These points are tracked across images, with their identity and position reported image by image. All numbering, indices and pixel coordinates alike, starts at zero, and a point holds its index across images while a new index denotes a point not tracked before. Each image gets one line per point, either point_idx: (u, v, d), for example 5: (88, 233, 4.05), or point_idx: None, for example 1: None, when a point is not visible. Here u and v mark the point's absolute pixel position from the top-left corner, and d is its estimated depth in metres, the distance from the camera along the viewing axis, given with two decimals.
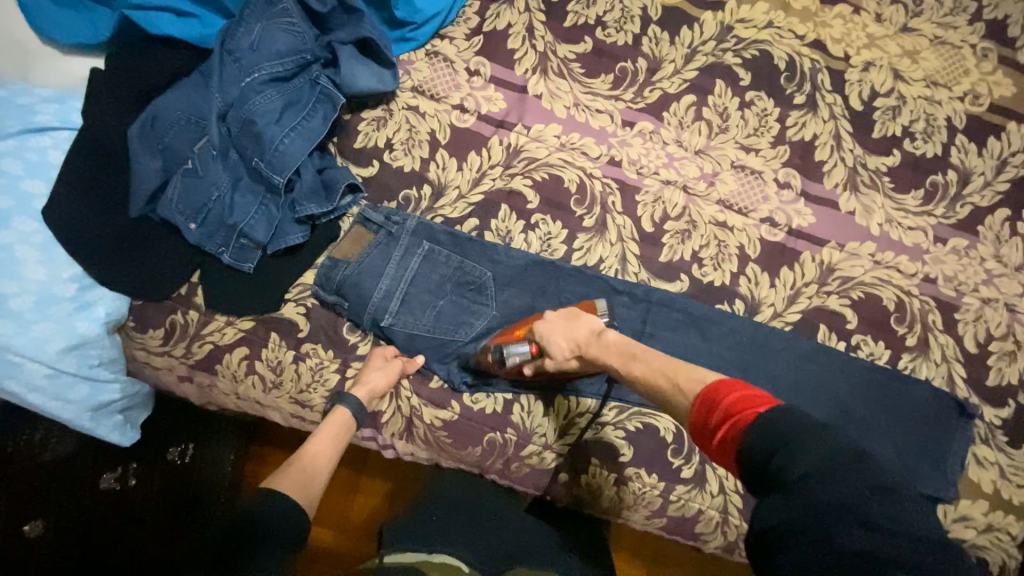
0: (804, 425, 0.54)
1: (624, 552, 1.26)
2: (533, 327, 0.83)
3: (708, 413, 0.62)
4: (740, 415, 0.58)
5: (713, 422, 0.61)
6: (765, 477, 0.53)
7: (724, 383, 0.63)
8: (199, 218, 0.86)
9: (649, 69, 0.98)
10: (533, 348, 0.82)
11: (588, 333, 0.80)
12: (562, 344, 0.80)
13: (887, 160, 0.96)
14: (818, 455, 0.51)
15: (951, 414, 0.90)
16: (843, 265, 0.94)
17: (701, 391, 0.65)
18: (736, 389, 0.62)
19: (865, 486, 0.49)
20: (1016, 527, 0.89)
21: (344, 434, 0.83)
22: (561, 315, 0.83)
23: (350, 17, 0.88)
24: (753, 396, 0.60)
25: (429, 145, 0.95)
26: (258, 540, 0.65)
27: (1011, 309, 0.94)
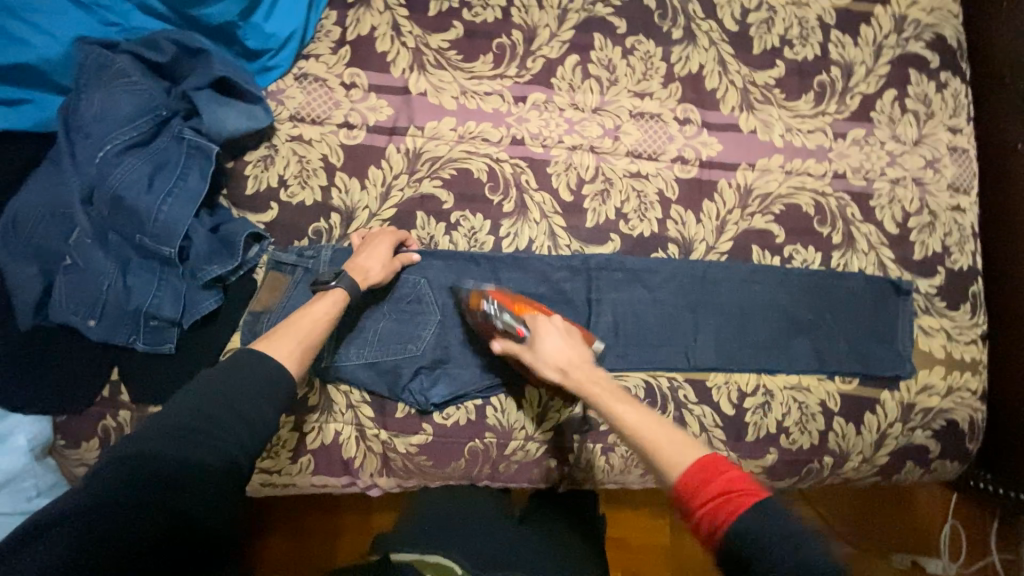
0: (796, 534, 0.48)
1: (645, 509, 1.28)
2: (530, 316, 0.81)
3: (692, 493, 0.55)
4: (729, 502, 0.52)
5: (698, 504, 0.54)
6: None
7: (712, 461, 0.56)
8: (96, 312, 0.79)
9: (526, 39, 0.96)
10: (524, 332, 0.78)
11: (579, 357, 0.78)
12: (553, 347, 0.78)
13: (774, 72, 0.98)
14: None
15: (890, 295, 0.94)
16: (759, 184, 0.95)
17: (679, 467, 0.58)
18: (722, 467, 0.55)
19: None
20: (973, 382, 0.95)
21: (335, 309, 0.78)
22: (562, 329, 0.80)
23: (198, 60, 0.83)
24: (739, 479, 0.54)
25: (325, 171, 0.90)
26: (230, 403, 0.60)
27: (920, 183, 0.98)
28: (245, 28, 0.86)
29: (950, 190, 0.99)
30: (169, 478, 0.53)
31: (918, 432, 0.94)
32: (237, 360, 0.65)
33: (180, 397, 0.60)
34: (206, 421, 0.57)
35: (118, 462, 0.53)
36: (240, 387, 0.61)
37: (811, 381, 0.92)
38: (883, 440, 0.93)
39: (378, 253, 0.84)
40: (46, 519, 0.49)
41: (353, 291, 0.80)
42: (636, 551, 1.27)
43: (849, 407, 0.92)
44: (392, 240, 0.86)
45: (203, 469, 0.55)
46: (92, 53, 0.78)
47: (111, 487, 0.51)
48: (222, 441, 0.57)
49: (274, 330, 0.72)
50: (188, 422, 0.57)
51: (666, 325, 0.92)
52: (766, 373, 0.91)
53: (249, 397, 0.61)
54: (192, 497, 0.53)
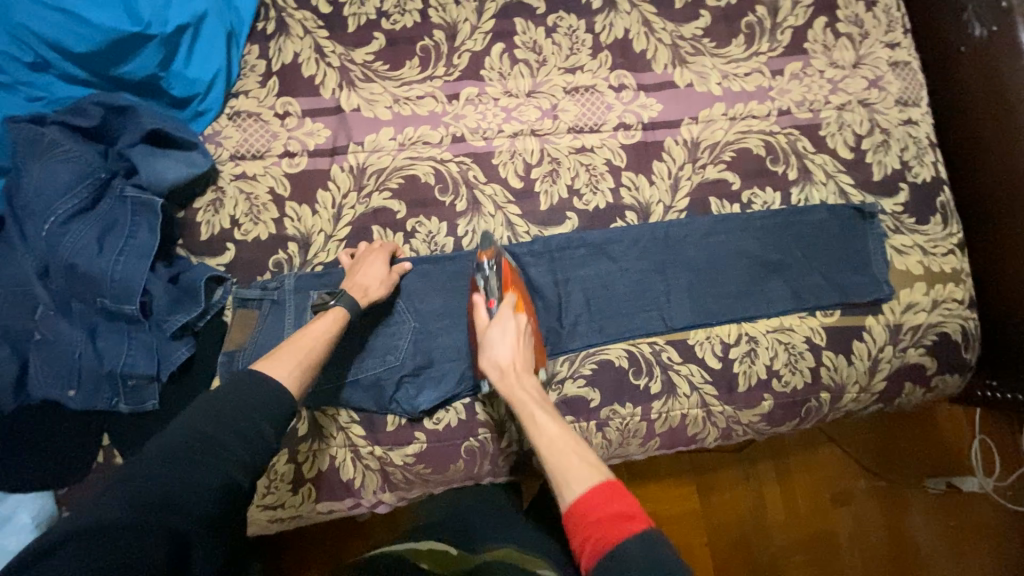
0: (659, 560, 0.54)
1: (666, 479, 1.29)
2: (513, 296, 0.83)
3: (586, 515, 0.60)
4: (612, 532, 0.58)
5: (590, 527, 0.59)
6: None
7: (609, 493, 0.61)
8: (74, 382, 0.79)
9: (449, 37, 0.96)
10: (490, 302, 0.84)
11: (521, 363, 0.78)
12: (500, 333, 0.80)
13: (699, 22, 0.97)
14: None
15: (855, 221, 0.93)
16: (704, 135, 0.95)
17: (575, 496, 0.62)
18: (617, 499, 0.61)
19: None
20: (959, 291, 0.94)
21: (335, 329, 0.77)
22: (523, 333, 0.81)
23: (125, 117, 0.84)
24: (628, 508, 0.60)
25: (275, 203, 0.91)
26: (235, 423, 0.58)
27: (866, 104, 0.97)
28: (168, 77, 0.87)
29: (898, 105, 0.98)
30: (166, 498, 0.51)
31: (912, 351, 0.93)
32: (238, 380, 0.63)
33: (184, 415, 0.59)
34: (206, 439, 0.56)
35: (119, 481, 0.52)
36: (243, 402, 0.60)
37: (792, 320, 0.91)
38: (877, 366, 0.92)
39: (375, 271, 0.85)
40: (34, 548, 0.46)
41: (353, 309, 0.80)
42: (664, 521, 1.27)
43: (836, 339, 0.91)
44: (384, 255, 0.87)
45: (204, 487, 0.53)
46: (21, 129, 0.79)
47: (108, 504, 0.49)
48: (223, 458, 0.55)
49: (274, 349, 0.71)
50: (190, 440, 0.56)
51: (637, 292, 0.91)
52: (746, 320, 0.91)
53: (251, 412, 0.60)
54: (190, 518, 0.51)
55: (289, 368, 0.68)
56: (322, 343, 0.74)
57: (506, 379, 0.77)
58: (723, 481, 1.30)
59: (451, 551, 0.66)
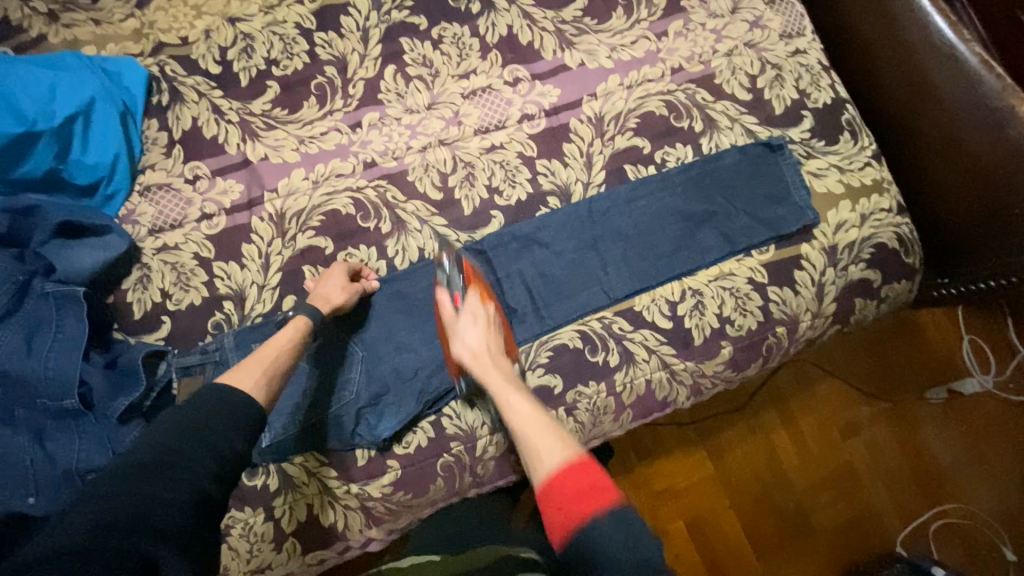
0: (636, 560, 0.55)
1: (675, 451, 1.28)
2: (481, 290, 0.85)
3: (559, 496, 0.58)
4: (579, 508, 0.57)
5: (562, 503, 0.58)
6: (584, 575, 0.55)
7: (581, 467, 0.60)
8: (32, 489, 0.73)
9: (340, 71, 0.97)
10: (456, 296, 0.84)
11: (490, 339, 0.80)
12: (470, 324, 0.80)
13: (577, 4, 1.00)
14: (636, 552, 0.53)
15: (767, 155, 0.95)
16: (606, 108, 0.97)
17: (548, 474, 0.61)
18: (589, 470, 0.60)
19: None
20: (883, 200, 0.96)
21: (299, 338, 0.78)
22: (490, 320, 0.82)
23: (33, 215, 0.84)
24: (600, 482, 0.59)
25: (202, 267, 0.91)
26: (205, 433, 0.60)
27: (753, 46, 1.00)
28: (68, 168, 0.87)
29: (783, 40, 1.01)
30: (132, 519, 0.51)
31: (853, 268, 0.94)
32: (200, 398, 0.64)
33: (149, 433, 0.60)
34: (174, 458, 0.57)
35: (90, 500, 0.52)
36: (213, 419, 0.62)
37: (731, 265, 0.92)
38: (823, 290, 0.93)
39: (334, 280, 0.86)
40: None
41: (315, 317, 0.81)
42: (682, 495, 1.26)
43: (777, 272, 0.92)
44: (345, 268, 0.88)
45: (176, 505, 0.54)
46: None
47: (78, 525, 0.50)
48: (192, 471, 0.56)
49: (239, 364, 0.72)
50: (154, 458, 0.56)
51: (576, 272, 0.92)
52: (686, 275, 0.92)
53: (220, 426, 0.61)
54: (162, 539, 0.52)
55: (256, 381, 0.70)
56: (283, 353, 0.75)
57: (479, 362, 0.77)
58: (732, 441, 1.29)
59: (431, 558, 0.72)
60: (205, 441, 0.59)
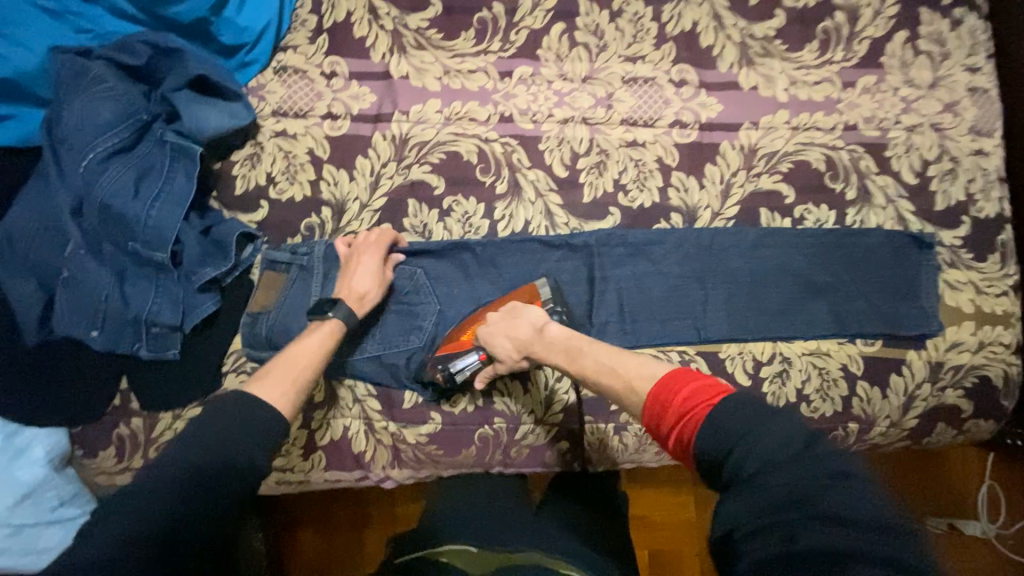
0: (757, 417, 0.52)
1: (667, 486, 1.22)
2: (478, 334, 0.82)
3: (661, 415, 0.60)
4: (694, 413, 0.56)
5: (666, 423, 0.59)
6: (721, 481, 0.51)
7: (676, 378, 0.61)
8: (97, 324, 0.79)
9: (508, 11, 0.92)
10: (482, 356, 0.82)
11: (531, 331, 0.78)
12: (506, 344, 0.79)
13: (773, 23, 0.92)
14: (762, 441, 0.50)
15: (909, 249, 0.89)
16: (763, 142, 0.91)
17: (656, 395, 0.61)
18: (688, 382, 0.60)
19: (821, 476, 0.46)
20: (1006, 334, 0.89)
21: (327, 344, 0.75)
22: (503, 314, 0.81)
23: (173, 59, 0.82)
24: (705, 387, 0.58)
25: (313, 165, 0.89)
26: (234, 447, 0.56)
27: (938, 129, 0.92)
28: (218, 22, 0.85)
29: (972, 133, 0.92)
30: (156, 537, 0.50)
31: (949, 391, 0.89)
32: (230, 402, 0.60)
33: (181, 435, 0.57)
34: (202, 474, 0.54)
35: (119, 507, 0.51)
36: (241, 432, 0.58)
37: (830, 345, 0.88)
38: (912, 402, 0.88)
39: (368, 267, 0.82)
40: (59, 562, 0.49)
41: (349, 320, 0.78)
42: (659, 528, 1.20)
43: (872, 370, 0.88)
44: (379, 250, 0.83)
45: (199, 521, 0.52)
46: (70, 62, 0.78)
47: (107, 533, 0.50)
48: (218, 487, 0.54)
49: (261, 373, 0.68)
50: (184, 471, 0.53)
51: (673, 297, 0.88)
52: (782, 340, 0.88)
53: (244, 440, 0.57)
54: (181, 553, 0.51)
55: (286, 388, 0.66)
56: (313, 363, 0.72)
57: (534, 346, 0.78)
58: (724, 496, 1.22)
59: (468, 548, 0.65)
60: (232, 456, 0.56)
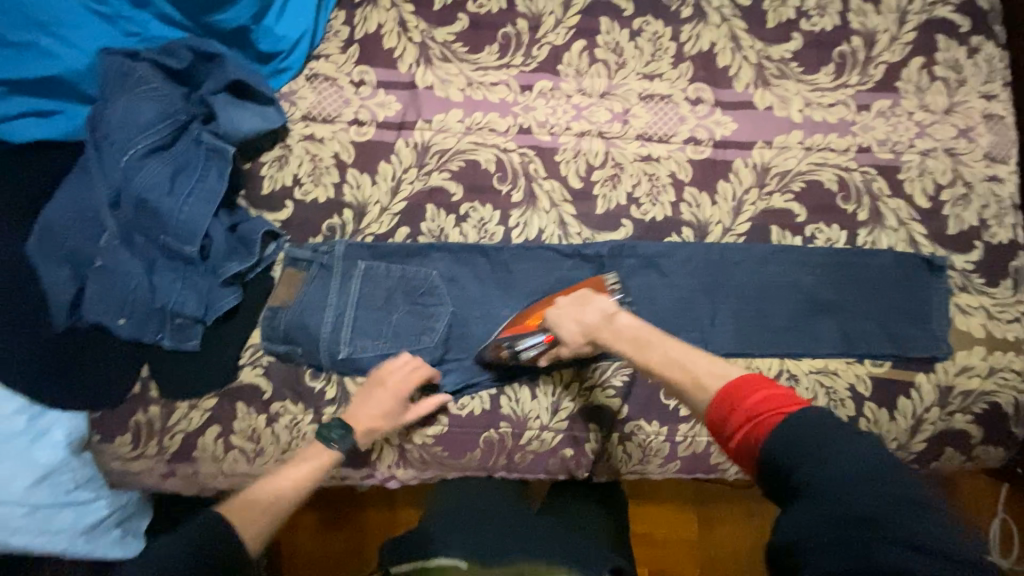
0: (831, 433, 0.52)
1: (668, 504, 1.21)
2: (547, 316, 0.83)
3: (729, 412, 0.60)
4: (765, 417, 0.56)
5: (733, 422, 0.59)
6: (783, 489, 0.52)
7: (747, 382, 0.60)
8: (125, 312, 0.83)
9: (531, 28, 0.95)
10: (548, 337, 0.83)
11: (600, 317, 0.80)
12: (574, 328, 0.81)
13: (789, 45, 0.95)
14: (846, 458, 0.50)
15: (921, 272, 0.90)
16: (776, 161, 0.92)
17: (723, 396, 0.61)
18: (764, 385, 0.59)
19: (901, 504, 0.47)
20: (1018, 362, 0.89)
21: (311, 477, 0.75)
22: (572, 301, 0.82)
23: (213, 64, 0.87)
24: (777, 395, 0.58)
25: (337, 168, 0.92)
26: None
27: (952, 154, 0.93)
28: (258, 31, 0.90)
29: (986, 159, 0.93)
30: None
31: (958, 416, 0.88)
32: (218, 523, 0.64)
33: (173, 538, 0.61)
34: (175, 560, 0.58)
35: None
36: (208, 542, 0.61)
37: (838, 364, 0.88)
38: (920, 425, 0.88)
39: (377, 400, 0.82)
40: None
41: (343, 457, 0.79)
42: (659, 547, 1.19)
43: (880, 391, 0.88)
44: (390, 390, 0.83)
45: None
46: (116, 62, 0.83)
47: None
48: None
49: (244, 491, 0.70)
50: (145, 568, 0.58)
51: (681, 310, 0.90)
52: (790, 357, 0.88)
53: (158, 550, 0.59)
54: None
55: (252, 522, 0.67)
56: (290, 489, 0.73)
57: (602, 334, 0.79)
58: (724, 517, 1.21)
59: (458, 563, 0.65)
60: None
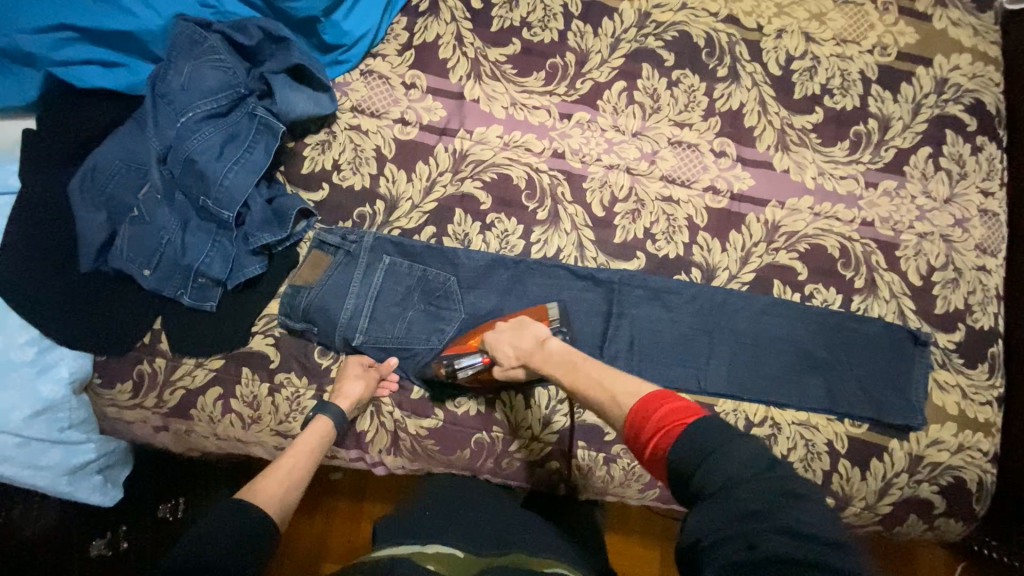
0: (726, 437, 0.57)
1: (638, 537, 1.23)
2: (484, 339, 0.85)
3: (639, 428, 0.63)
4: (669, 428, 0.60)
5: (643, 437, 0.62)
6: (690, 493, 0.56)
7: (653, 396, 0.65)
8: (152, 264, 0.85)
9: (578, 62, 1.02)
10: (485, 359, 0.85)
11: (533, 342, 0.82)
12: (508, 351, 0.82)
13: (812, 117, 1.02)
14: (728, 459, 0.54)
15: (906, 344, 0.95)
16: (786, 222, 0.98)
17: (631, 413, 0.65)
18: (668, 398, 0.64)
19: (780, 495, 0.51)
20: (986, 443, 0.94)
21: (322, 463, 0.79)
22: (511, 325, 0.85)
23: (279, 46, 0.92)
24: (679, 408, 0.62)
25: (376, 161, 0.97)
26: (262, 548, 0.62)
27: (947, 240, 0.99)
28: (326, 23, 0.96)
29: (977, 250, 1.00)
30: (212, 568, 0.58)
31: (925, 485, 0.93)
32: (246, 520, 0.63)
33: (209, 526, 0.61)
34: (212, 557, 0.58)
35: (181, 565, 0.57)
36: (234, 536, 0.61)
37: (820, 420, 0.93)
38: (888, 489, 0.92)
39: None
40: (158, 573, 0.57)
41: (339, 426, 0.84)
42: None
43: (856, 451, 0.92)
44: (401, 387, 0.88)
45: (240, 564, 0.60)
46: (188, 29, 0.87)
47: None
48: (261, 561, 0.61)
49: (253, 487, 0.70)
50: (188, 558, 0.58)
51: (681, 345, 0.94)
52: (775, 406, 0.93)
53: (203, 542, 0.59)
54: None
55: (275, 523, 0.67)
56: (296, 480, 0.74)
57: (529, 360, 0.81)
58: None
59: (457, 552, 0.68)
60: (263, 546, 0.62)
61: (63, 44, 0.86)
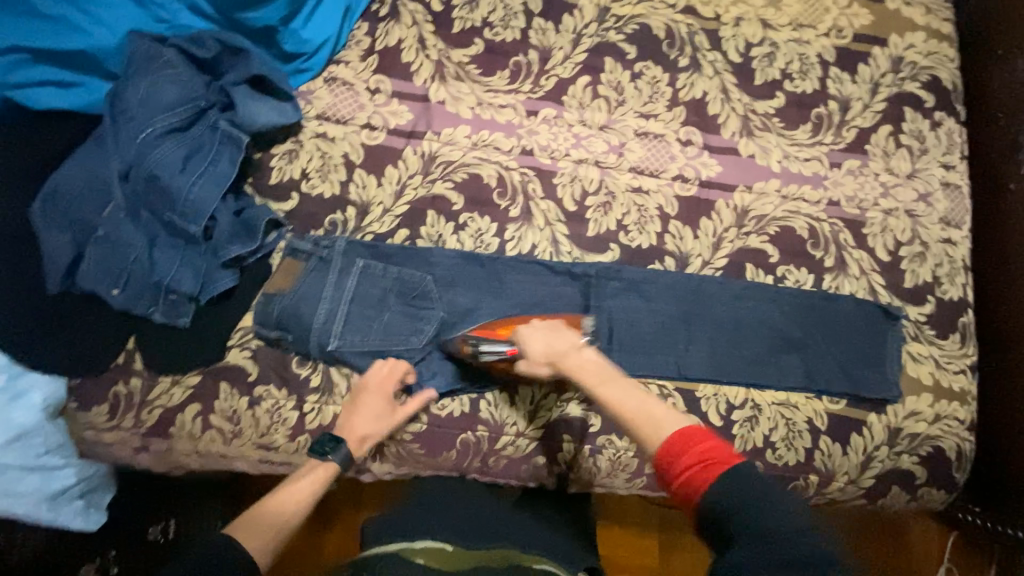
0: (767, 491, 0.56)
1: (632, 527, 1.24)
2: (516, 330, 0.86)
3: (673, 458, 0.62)
4: (703, 471, 0.59)
5: (680, 466, 0.61)
6: (720, 538, 0.55)
7: (693, 432, 0.63)
8: (120, 283, 0.84)
9: (541, 59, 1.03)
10: (511, 349, 0.85)
11: (568, 345, 0.82)
12: (540, 347, 0.83)
13: (774, 102, 1.04)
14: (771, 515, 0.54)
15: (878, 319, 0.97)
16: (755, 206, 1.00)
17: (660, 445, 0.64)
18: (705, 438, 0.62)
19: (817, 556, 0.51)
20: (962, 411, 0.96)
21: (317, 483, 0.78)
22: (547, 326, 0.85)
23: (238, 57, 0.91)
24: (715, 450, 0.61)
25: (345, 167, 0.96)
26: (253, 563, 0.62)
27: (912, 215, 1.02)
28: (284, 32, 0.95)
29: (942, 223, 1.02)
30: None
31: (905, 456, 0.95)
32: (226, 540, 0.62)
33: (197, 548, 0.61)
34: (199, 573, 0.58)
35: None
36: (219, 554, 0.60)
37: (798, 398, 0.94)
38: (870, 462, 0.94)
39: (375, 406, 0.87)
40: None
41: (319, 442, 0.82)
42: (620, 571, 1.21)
43: (836, 427, 0.94)
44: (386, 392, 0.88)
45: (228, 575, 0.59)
46: (144, 45, 0.87)
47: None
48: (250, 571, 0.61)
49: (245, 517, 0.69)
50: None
51: (659, 333, 0.95)
52: (754, 388, 0.94)
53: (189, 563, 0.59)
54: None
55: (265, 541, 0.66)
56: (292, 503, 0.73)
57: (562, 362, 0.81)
58: (685, 544, 1.23)
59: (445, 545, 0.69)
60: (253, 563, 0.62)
61: (16, 66, 0.86)
